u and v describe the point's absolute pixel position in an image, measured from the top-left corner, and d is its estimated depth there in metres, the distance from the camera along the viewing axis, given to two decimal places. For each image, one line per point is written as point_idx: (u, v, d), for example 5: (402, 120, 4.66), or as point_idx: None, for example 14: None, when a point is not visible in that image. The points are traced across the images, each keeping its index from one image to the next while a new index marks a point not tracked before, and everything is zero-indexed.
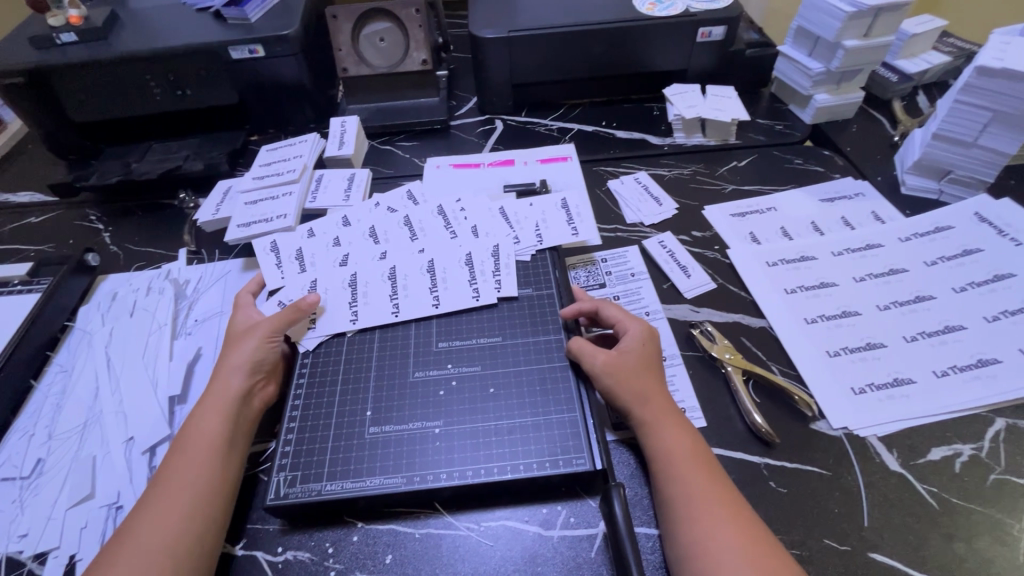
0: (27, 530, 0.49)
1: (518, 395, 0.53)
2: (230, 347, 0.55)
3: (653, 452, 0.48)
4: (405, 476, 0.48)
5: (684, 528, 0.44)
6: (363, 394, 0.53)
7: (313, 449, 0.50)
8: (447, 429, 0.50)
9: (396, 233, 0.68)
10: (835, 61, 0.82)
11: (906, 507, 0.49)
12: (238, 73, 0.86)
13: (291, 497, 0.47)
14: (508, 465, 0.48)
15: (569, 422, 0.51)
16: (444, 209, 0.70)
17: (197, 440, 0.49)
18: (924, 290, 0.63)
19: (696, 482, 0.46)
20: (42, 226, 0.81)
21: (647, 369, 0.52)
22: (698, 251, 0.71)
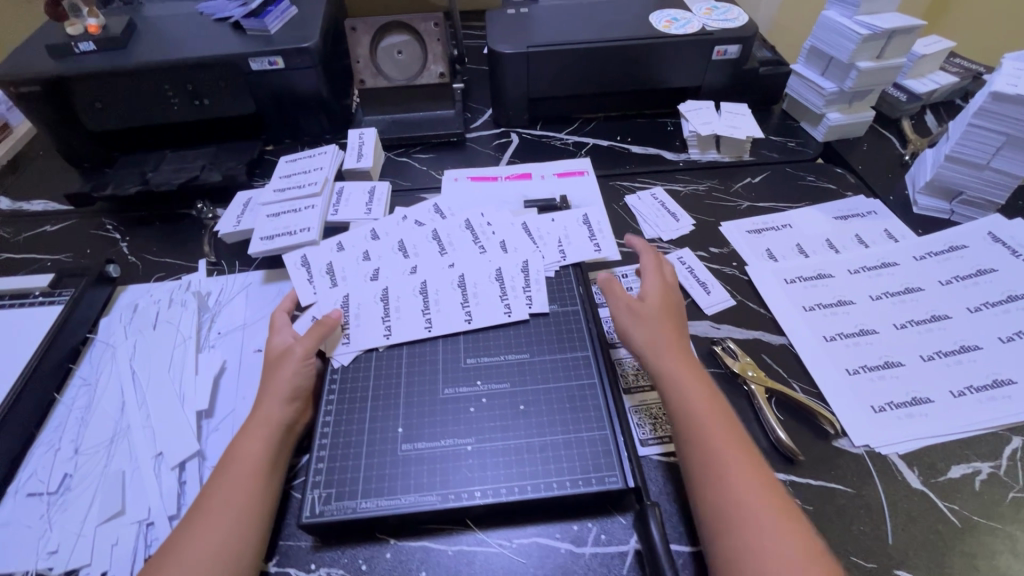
0: (57, 546, 0.49)
1: (549, 413, 0.53)
2: (269, 374, 0.56)
3: (674, 398, 0.52)
4: (439, 494, 0.48)
5: (707, 470, 0.47)
6: (394, 411, 0.54)
7: (345, 465, 0.50)
8: (479, 446, 0.51)
9: (425, 247, 0.70)
10: (848, 81, 0.84)
11: (930, 525, 0.50)
12: (258, 84, 0.86)
13: (327, 515, 0.47)
14: (542, 483, 0.49)
15: (599, 439, 0.51)
16: (473, 223, 0.72)
17: (238, 464, 0.49)
18: (940, 308, 0.65)
19: (716, 432, 0.49)
20: (57, 235, 0.80)
21: (668, 314, 0.58)
22: (716, 267, 0.72)
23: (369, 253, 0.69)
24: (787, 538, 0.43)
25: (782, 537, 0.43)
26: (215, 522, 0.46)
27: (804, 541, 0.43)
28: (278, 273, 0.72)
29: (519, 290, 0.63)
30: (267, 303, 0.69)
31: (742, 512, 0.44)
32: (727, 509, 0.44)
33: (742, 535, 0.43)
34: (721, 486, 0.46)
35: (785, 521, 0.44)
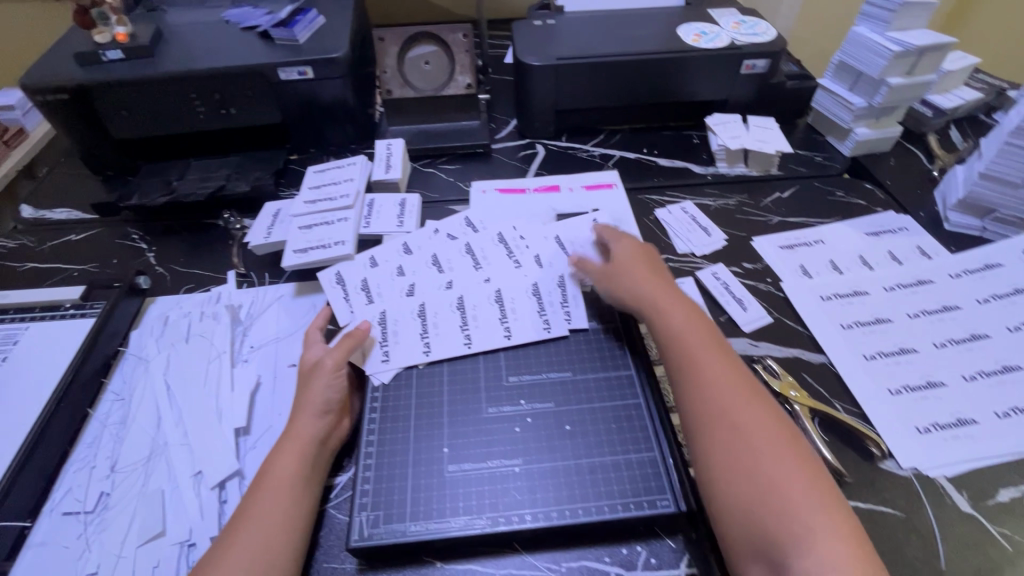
0: (96, 568, 0.48)
1: (595, 433, 0.53)
2: (302, 389, 0.55)
3: (664, 330, 0.57)
4: (489, 518, 0.48)
5: (699, 390, 0.52)
6: (439, 431, 0.53)
7: (392, 487, 0.50)
8: (527, 467, 0.51)
9: (459, 261, 0.69)
10: (877, 97, 0.84)
11: (981, 549, 0.49)
12: (285, 94, 0.85)
13: (376, 537, 0.47)
14: (592, 506, 0.48)
15: (648, 461, 0.51)
16: (505, 236, 0.72)
17: (273, 483, 0.48)
18: (979, 328, 0.64)
19: (706, 356, 0.54)
20: (82, 245, 0.79)
21: (645, 261, 0.64)
22: (751, 284, 0.72)
23: (404, 268, 0.69)
24: (775, 443, 0.48)
25: (772, 443, 0.48)
26: (249, 543, 0.45)
27: (792, 445, 0.48)
28: (309, 286, 0.71)
29: (558, 307, 0.64)
30: (299, 316, 0.68)
31: (735, 424, 0.49)
32: (721, 424, 0.49)
33: (736, 444, 0.48)
34: (713, 405, 0.51)
35: (774, 429, 0.49)
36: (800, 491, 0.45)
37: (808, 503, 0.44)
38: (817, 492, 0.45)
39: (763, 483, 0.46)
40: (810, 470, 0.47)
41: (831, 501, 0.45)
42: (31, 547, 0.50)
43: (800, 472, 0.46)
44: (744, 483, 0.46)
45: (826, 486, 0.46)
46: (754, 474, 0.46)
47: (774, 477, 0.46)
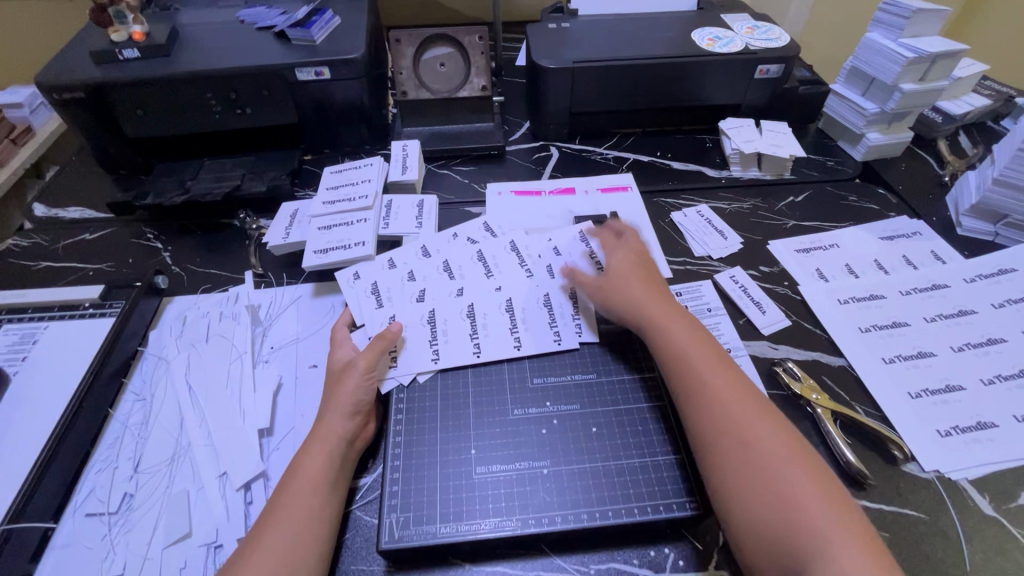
0: (122, 570, 0.48)
1: (621, 435, 0.53)
2: (333, 386, 0.55)
3: (663, 343, 0.56)
4: (518, 519, 0.48)
5: (702, 405, 0.51)
6: (465, 433, 0.53)
7: (421, 489, 0.50)
8: (555, 469, 0.51)
9: (471, 268, 0.69)
10: (890, 103, 0.85)
11: (1005, 552, 0.50)
12: (301, 94, 0.85)
13: (407, 539, 0.46)
14: (621, 507, 0.48)
15: (675, 463, 0.51)
16: (518, 244, 0.72)
17: (300, 482, 0.48)
18: (995, 332, 0.65)
19: (707, 369, 0.53)
20: (96, 244, 0.79)
21: (640, 273, 0.63)
22: (768, 287, 0.72)
23: (413, 273, 0.68)
24: (783, 455, 0.47)
25: (779, 454, 0.47)
26: (275, 542, 0.45)
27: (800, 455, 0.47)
28: (328, 287, 0.71)
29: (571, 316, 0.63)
30: (319, 317, 0.68)
31: (742, 437, 0.48)
32: (727, 438, 0.48)
33: (745, 457, 0.47)
34: (718, 419, 0.49)
35: (781, 439, 0.48)
36: (812, 502, 0.44)
37: (822, 513, 0.43)
38: (830, 501, 0.44)
39: (775, 495, 0.45)
40: (821, 480, 0.46)
41: (845, 509, 0.44)
42: (55, 549, 0.49)
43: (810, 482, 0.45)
44: (756, 497, 0.45)
45: (838, 495, 0.45)
46: (764, 486, 0.45)
47: (785, 489, 0.45)
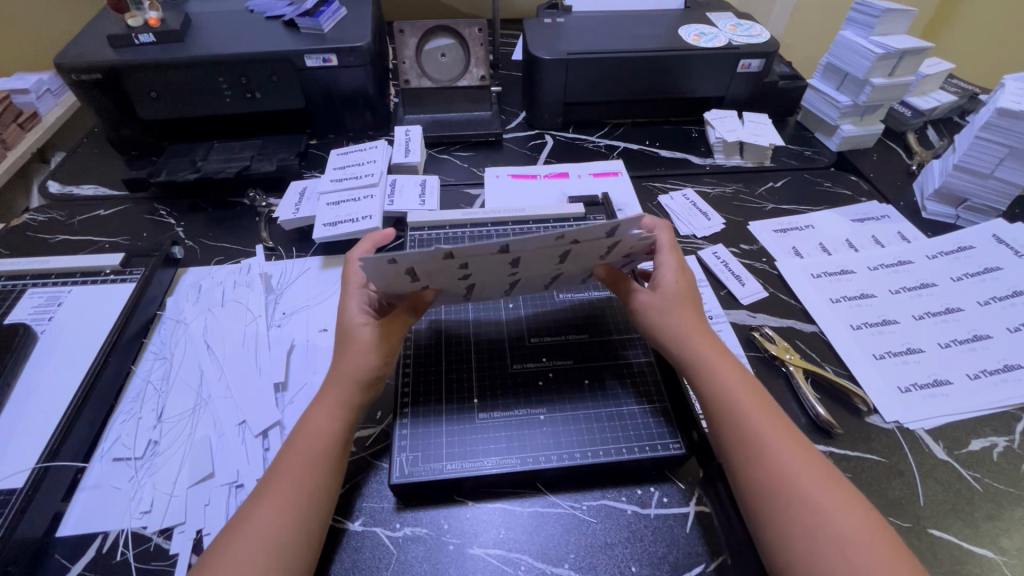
0: (149, 507, 0.52)
1: (611, 386, 0.58)
2: (343, 355, 0.55)
3: (709, 384, 0.52)
4: (518, 458, 0.53)
5: (756, 459, 0.47)
6: (468, 384, 0.58)
7: (429, 432, 0.54)
8: (551, 415, 0.56)
9: (541, 258, 0.51)
10: (862, 96, 0.91)
11: (955, 490, 0.55)
12: (309, 80, 0.89)
13: (416, 475, 0.51)
14: (611, 448, 0.53)
15: (660, 410, 0.56)
16: (621, 235, 0.50)
17: (307, 434, 0.50)
18: (953, 302, 0.71)
19: (760, 417, 0.50)
20: (111, 219, 0.82)
21: (689, 300, 0.57)
22: (748, 262, 0.78)
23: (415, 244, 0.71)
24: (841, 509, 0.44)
25: (838, 506, 0.44)
26: (283, 484, 0.47)
27: (858, 506, 0.45)
28: (336, 260, 0.75)
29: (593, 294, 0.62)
30: (329, 285, 0.72)
31: (798, 489, 0.45)
32: (780, 489, 0.45)
33: (795, 509, 0.44)
34: (768, 472, 0.47)
35: (838, 494, 0.45)
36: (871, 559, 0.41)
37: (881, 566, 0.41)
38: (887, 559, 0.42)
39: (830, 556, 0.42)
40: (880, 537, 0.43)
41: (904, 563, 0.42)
42: (84, 489, 0.53)
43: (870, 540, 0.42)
44: (809, 552, 0.42)
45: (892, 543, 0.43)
46: (822, 542, 0.42)
47: (844, 547, 0.42)
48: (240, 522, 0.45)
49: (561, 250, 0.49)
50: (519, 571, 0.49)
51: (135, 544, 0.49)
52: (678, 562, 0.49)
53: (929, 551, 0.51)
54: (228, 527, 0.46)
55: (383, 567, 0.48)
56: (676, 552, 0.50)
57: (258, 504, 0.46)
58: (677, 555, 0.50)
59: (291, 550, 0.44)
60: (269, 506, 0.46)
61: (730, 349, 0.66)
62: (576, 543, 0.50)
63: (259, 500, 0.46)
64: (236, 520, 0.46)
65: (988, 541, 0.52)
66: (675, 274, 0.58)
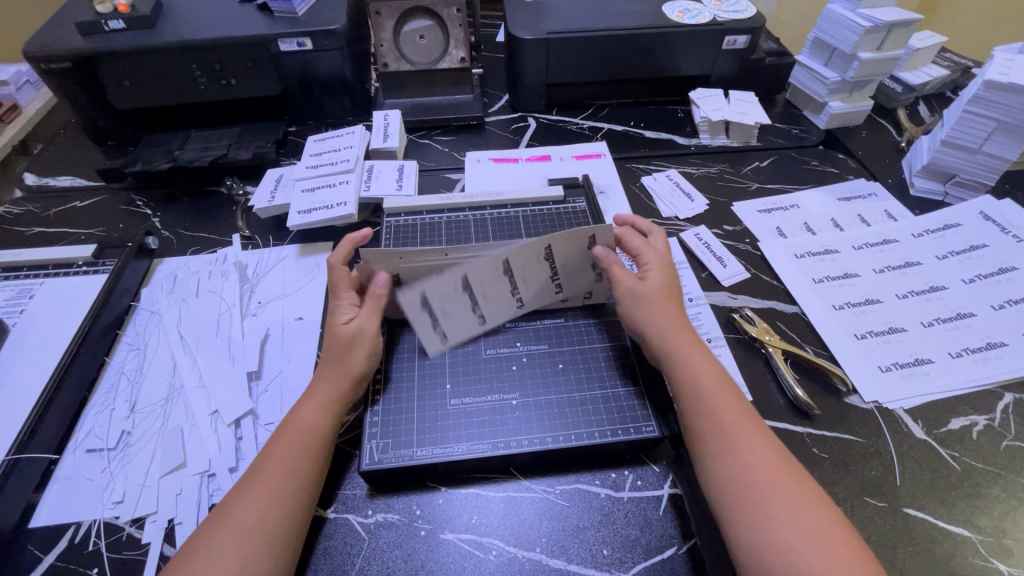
0: (121, 497, 0.52)
1: (585, 370, 0.58)
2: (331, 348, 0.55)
3: (681, 375, 0.53)
4: (489, 443, 0.53)
5: (718, 450, 0.48)
6: (440, 370, 0.58)
7: (399, 419, 0.54)
8: (523, 400, 0.56)
9: (495, 284, 0.58)
10: (850, 71, 0.89)
11: (933, 469, 0.55)
12: (285, 65, 0.87)
13: (387, 461, 0.51)
14: (583, 432, 0.53)
15: (634, 393, 0.56)
16: (556, 253, 0.57)
17: (295, 427, 0.50)
18: (938, 280, 0.70)
19: (728, 409, 0.50)
20: (88, 210, 0.82)
21: (670, 296, 0.58)
22: (730, 244, 0.77)
23: (392, 231, 0.70)
24: (793, 499, 0.45)
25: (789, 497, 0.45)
26: (269, 473, 0.47)
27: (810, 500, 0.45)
28: (312, 248, 0.75)
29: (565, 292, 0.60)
30: (303, 275, 0.71)
31: (759, 491, 0.45)
32: (734, 480, 0.46)
33: (753, 496, 0.45)
34: (731, 464, 0.47)
35: (790, 483, 0.46)
36: (818, 548, 0.42)
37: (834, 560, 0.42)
38: (833, 547, 0.42)
39: (780, 546, 0.42)
40: (831, 524, 0.44)
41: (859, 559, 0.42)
42: (58, 480, 0.53)
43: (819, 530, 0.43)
44: (761, 540, 0.43)
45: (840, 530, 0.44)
46: (773, 530, 0.43)
47: (794, 536, 0.43)
48: (227, 509, 0.46)
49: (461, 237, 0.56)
50: (491, 556, 0.49)
51: (106, 534, 0.50)
52: (652, 545, 0.49)
53: (904, 530, 0.51)
54: (212, 519, 0.45)
55: (354, 553, 0.48)
56: (649, 535, 0.50)
57: (245, 493, 0.46)
58: (650, 539, 0.49)
59: (278, 539, 0.44)
60: (255, 494, 0.46)
61: (709, 331, 0.66)
62: (548, 527, 0.50)
63: (246, 488, 0.47)
64: (227, 506, 0.46)
65: (964, 520, 0.51)
66: (656, 272, 0.59)
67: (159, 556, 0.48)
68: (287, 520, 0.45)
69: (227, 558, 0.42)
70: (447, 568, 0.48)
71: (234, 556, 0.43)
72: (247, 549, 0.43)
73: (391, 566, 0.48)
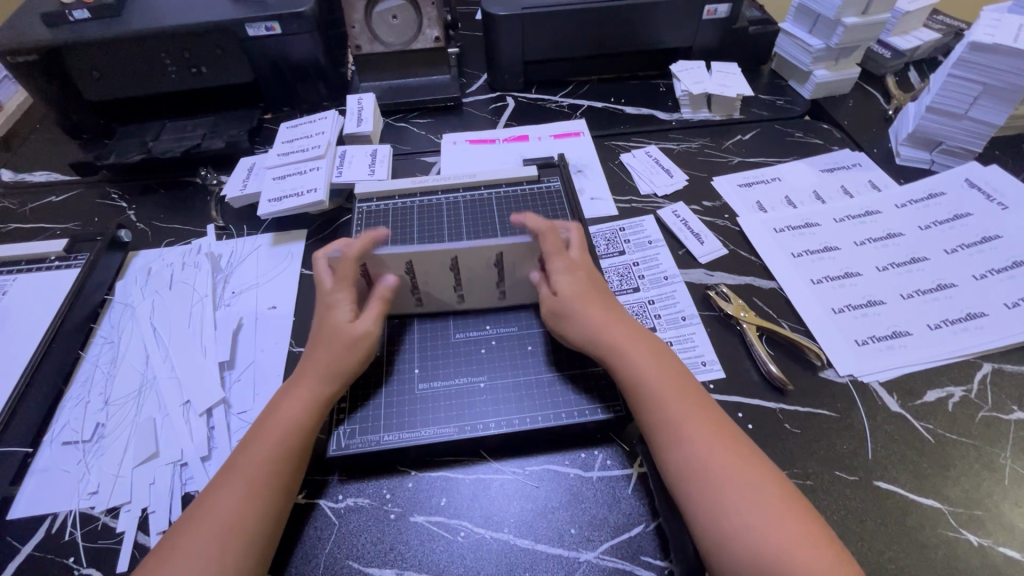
0: (96, 487, 0.52)
1: (554, 352, 0.58)
2: (327, 344, 0.53)
3: (624, 372, 0.52)
4: (457, 426, 0.53)
5: (670, 441, 0.48)
6: (409, 355, 0.58)
7: (367, 406, 0.55)
8: (491, 382, 0.56)
9: (438, 276, 0.57)
10: (834, 37, 0.86)
11: (906, 442, 0.54)
12: (254, 51, 0.85)
13: (354, 447, 0.52)
14: (551, 413, 0.54)
15: (603, 373, 0.56)
16: (505, 257, 0.56)
17: (269, 426, 0.49)
18: (919, 251, 0.68)
19: (674, 400, 0.49)
20: (64, 205, 0.82)
21: (594, 296, 0.56)
22: (709, 220, 0.75)
23: (362, 217, 0.69)
24: (746, 481, 0.45)
25: (748, 482, 0.45)
26: (245, 470, 0.47)
27: (767, 481, 0.45)
28: (286, 237, 0.74)
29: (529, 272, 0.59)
30: (277, 263, 0.71)
31: (715, 479, 0.45)
32: (691, 468, 0.46)
33: (708, 483, 0.45)
34: (681, 454, 0.47)
35: (746, 468, 0.46)
36: (773, 526, 0.42)
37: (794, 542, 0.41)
38: (791, 529, 0.42)
39: (740, 533, 0.42)
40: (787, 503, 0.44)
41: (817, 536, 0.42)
42: (34, 472, 0.54)
43: (772, 509, 0.43)
44: (716, 527, 0.43)
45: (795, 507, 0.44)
46: (734, 517, 0.43)
47: (749, 520, 0.43)
48: (206, 504, 0.45)
49: (410, 254, 0.55)
50: (459, 537, 0.49)
51: (82, 524, 0.50)
52: (620, 523, 0.49)
53: (874, 503, 0.50)
54: (187, 516, 0.45)
55: (324, 538, 0.49)
56: (617, 513, 0.50)
57: (221, 489, 0.46)
58: (618, 517, 0.50)
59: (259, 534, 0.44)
60: (234, 490, 0.45)
61: (684, 309, 0.65)
62: (515, 507, 0.51)
63: (224, 485, 0.46)
64: (202, 502, 0.45)
65: (935, 491, 0.51)
66: (568, 277, 0.56)
67: (133, 544, 0.49)
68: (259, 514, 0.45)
69: (202, 554, 0.42)
70: (416, 550, 0.48)
71: (205, 552, 0.42)
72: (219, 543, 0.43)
73: (360, 549, 0.48)
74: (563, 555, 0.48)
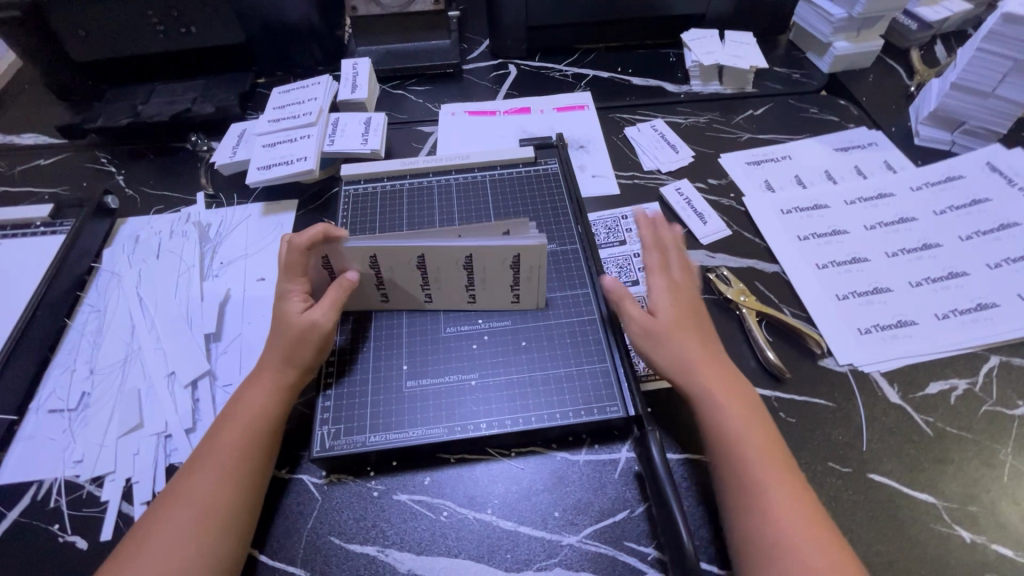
0: (82, 456, 0.52)
1: (550, 348, 0.56)
2: (280, 336, 0.52)
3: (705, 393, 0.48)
4: (446, 426, 0.51)
5: (734, 470, 0.45)
6: (397, 351, 0.56)
7: (352, 404, 0.53)
8: (482, 380, 0.54)
9: (405, 273, 0.54)
10: (857, 7, 0.81)
11: (904, 434, 0.53)
12: (245, 11, 0.82)
13: (338, 448, 0.50)
14: (546, 413, 0.52)
15: (600, 371, 0.54)
16: (474, 259, 0.53)
17: (244, 411, 0.49)
18: (932, 238, 0.65)
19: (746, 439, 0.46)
20: (53, 168, 0.80)
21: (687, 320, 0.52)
22: (713, 199, 0.72)
23: (349, 200, 0.67)
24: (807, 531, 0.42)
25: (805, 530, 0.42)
26: (216, 460, 0.46)
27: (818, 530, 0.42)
28: (276, 207, 0.72)
29: (533, 278, 0.55)
30: (265, 234, 0.69)
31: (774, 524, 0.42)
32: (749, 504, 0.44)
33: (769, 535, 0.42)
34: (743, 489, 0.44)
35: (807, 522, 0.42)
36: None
37: None
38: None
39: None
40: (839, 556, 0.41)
41: None
42: (20, 440, 0.54)
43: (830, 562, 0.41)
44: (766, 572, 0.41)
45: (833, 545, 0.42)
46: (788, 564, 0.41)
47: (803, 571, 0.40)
48: (178, 490, 0.45)
49: (371, 249, 0.52)
50: (442, 517, 0.49)
51: (67, 491, 0.50)
52: (604, 508, 0.49)
53: (866, 496, 0.49)
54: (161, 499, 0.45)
55: (306, 513, 0.49)
56: (603, 499, 0.49)
57: (194, 474, 0.45)
58: (603, 502, 0.49)
59: (232, 521, 0.44)
60: (210, 475, 0.45)
61: None
62: (502, 489, 0.50)
63: (197, 470, 0.45)
64: (178, 484, 0.45)
65: (930, 485, 0.50)
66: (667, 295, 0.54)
67: (117, 514, 0.49)
68: (230, 502, 0.44)
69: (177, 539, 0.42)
70: (398, 530, 0.48)
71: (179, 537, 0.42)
72: (194, 529, 0.43)
73: (342, 527, 0.48)
74: (545, 537, 0.47)
